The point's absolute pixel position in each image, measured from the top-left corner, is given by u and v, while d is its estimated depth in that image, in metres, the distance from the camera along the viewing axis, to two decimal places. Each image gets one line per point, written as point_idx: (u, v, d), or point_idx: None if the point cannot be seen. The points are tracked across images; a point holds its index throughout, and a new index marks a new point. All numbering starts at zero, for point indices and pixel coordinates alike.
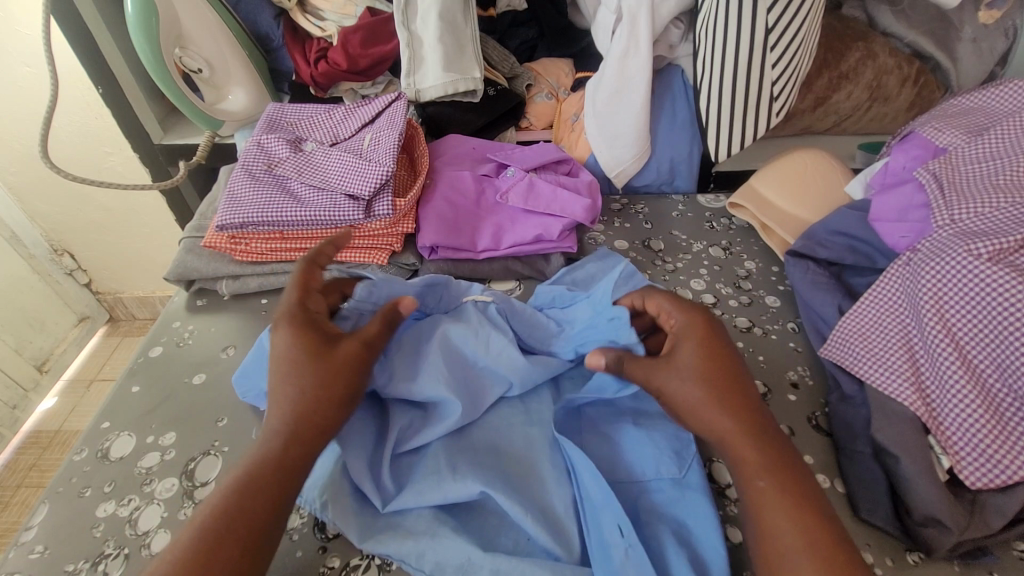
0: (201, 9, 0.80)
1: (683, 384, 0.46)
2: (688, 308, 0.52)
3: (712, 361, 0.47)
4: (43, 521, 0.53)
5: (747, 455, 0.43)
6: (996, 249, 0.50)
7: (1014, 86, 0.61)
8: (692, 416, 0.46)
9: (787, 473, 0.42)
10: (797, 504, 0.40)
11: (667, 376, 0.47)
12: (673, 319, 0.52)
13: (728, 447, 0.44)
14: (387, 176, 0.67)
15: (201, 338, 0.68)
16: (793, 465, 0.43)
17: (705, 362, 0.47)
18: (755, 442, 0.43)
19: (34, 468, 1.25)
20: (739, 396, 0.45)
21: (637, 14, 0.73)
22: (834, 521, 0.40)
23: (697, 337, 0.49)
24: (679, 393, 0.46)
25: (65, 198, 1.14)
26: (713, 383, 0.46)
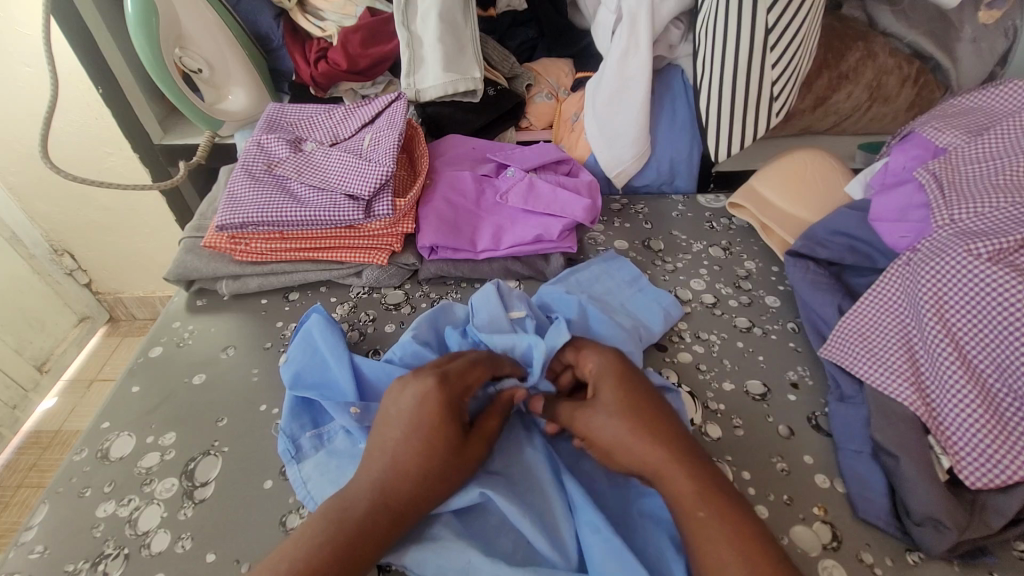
0: (201, 9, 0.80)
1: (607, 422, 0.47)
2: (601, 351, 0.53)
3: (631, 399, 0.49)
4: (43, 521, 0.53)
5: (681, 489, 0.43)
6: (996, 249, 0.50)
7: (1014, 86, 0.61)
8: (623, 455, 0.46)
9: (724, 503, 0.43)
10: (736, 537, 0.41)
11: (592, 417, 0.48)
12: (589, 361, 0.53)
13: (664, 484, 0.44)
14: (387, 176, 0.67)
15: (201, 339, 0.68)
16: (731, 496, 0.43)
17: (623, 399, 0.48)
18: (687, 474, 0.44)
19: (34, 468, 1.25)
20: (665, 433, 0.46)
21: (637, 14, 0.72)
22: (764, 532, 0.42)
23: (610, 378, 0.50)
24: (605, 432, 0.47)
25: (65, 199, 1.14)
26: (634, 418, 0.47)
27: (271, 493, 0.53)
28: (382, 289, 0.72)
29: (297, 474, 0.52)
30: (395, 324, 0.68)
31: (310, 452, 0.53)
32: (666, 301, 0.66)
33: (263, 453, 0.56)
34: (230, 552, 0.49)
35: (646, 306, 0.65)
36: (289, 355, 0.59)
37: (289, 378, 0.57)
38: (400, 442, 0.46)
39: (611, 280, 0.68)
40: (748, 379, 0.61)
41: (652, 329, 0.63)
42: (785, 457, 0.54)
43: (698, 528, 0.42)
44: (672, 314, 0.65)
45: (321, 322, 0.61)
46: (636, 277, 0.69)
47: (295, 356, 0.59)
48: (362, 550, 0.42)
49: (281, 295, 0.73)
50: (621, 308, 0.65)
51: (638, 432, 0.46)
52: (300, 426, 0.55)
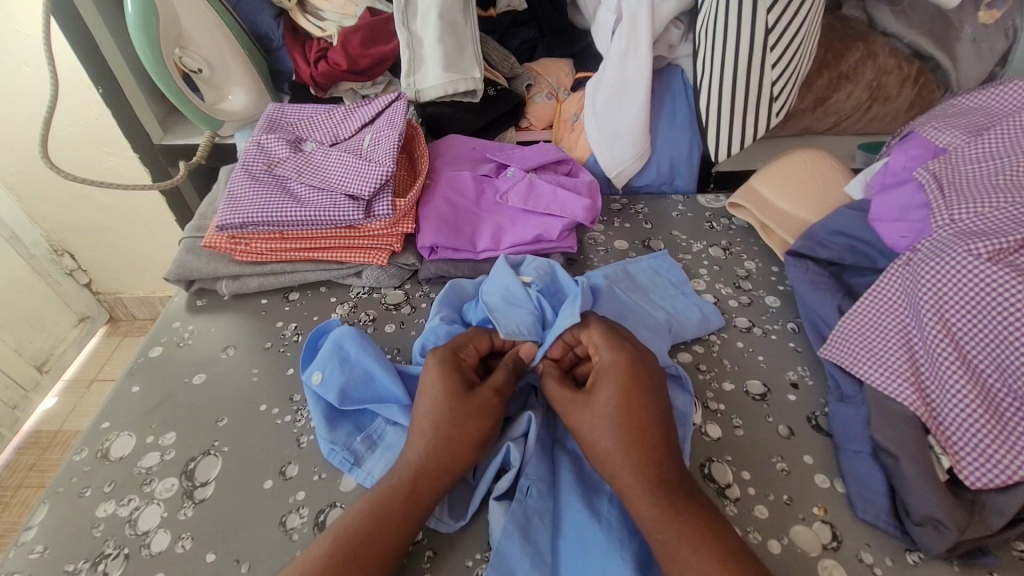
0: (201, 9, 0.80)
1: (596, 431, 0.48)
2: (616, 343, 0.52)
3: (630, 403, 0.48)
4: (43, 521, 0.53)
5: (643, 509, 0.44)
6: (996, 249, 0.50)
7: (1014, 86, 0.61)
8: (602, 462, 0.47)
9: (689, 522, 0.43)
10: (700, 551, 0.41)
11: (584, 416, 0.49)
12: (601, 354, 0.52)
13: (631, 503, 0.45)
14: (387, 176, 0.67)
15: (201, 339, 0.68)
16: (698, 511, 0.44)
17: (622, 403, 0.48)
18: (655, 496, 0.44)
19: (34, 468, 1.25)
20: (651, 447, 0.46)
21: (638, 15, 0.72)
22: (731, 552, 0.42)
23: (620, 376, 0.50)
24: (596, 436, 0.48)
25: (65, 199, 1.14)
26: (628, 422, 0.47)
27: (270, 492, 0.53)
28: (382, 289, 0.72)
29: (361, 474, 0.54)
30: (395, 324, 0.68)
31: (365, 453, 0.55)
32: (707, 307, 0.66)
33: (263, 454, 0.56)
34: (231, 552, 0.49)
35: (685, 311, 0.66)
36: (324, 373, 0.57)
37: (335, 394, 0.56)
38: (427, 431, 0.49)
39: (655, 279, 0.70)
40: (748, 379, 0.61)
41: (687, 329, 0.64)
42: (785, 457, 0.54)
43: (665, 543, 0.42)
44: (711, 322, 0.65)
45: (357, 338, 0.59)
46: (683, 280, 0.70)
47: (332, 372, 0.57)
48: (381, 532, 0.45)
49: (280, 295, 0.73)
50: (657, 302, 0.66)
51: (622, 439, 0.47)
52: (343, 429, 0.56)
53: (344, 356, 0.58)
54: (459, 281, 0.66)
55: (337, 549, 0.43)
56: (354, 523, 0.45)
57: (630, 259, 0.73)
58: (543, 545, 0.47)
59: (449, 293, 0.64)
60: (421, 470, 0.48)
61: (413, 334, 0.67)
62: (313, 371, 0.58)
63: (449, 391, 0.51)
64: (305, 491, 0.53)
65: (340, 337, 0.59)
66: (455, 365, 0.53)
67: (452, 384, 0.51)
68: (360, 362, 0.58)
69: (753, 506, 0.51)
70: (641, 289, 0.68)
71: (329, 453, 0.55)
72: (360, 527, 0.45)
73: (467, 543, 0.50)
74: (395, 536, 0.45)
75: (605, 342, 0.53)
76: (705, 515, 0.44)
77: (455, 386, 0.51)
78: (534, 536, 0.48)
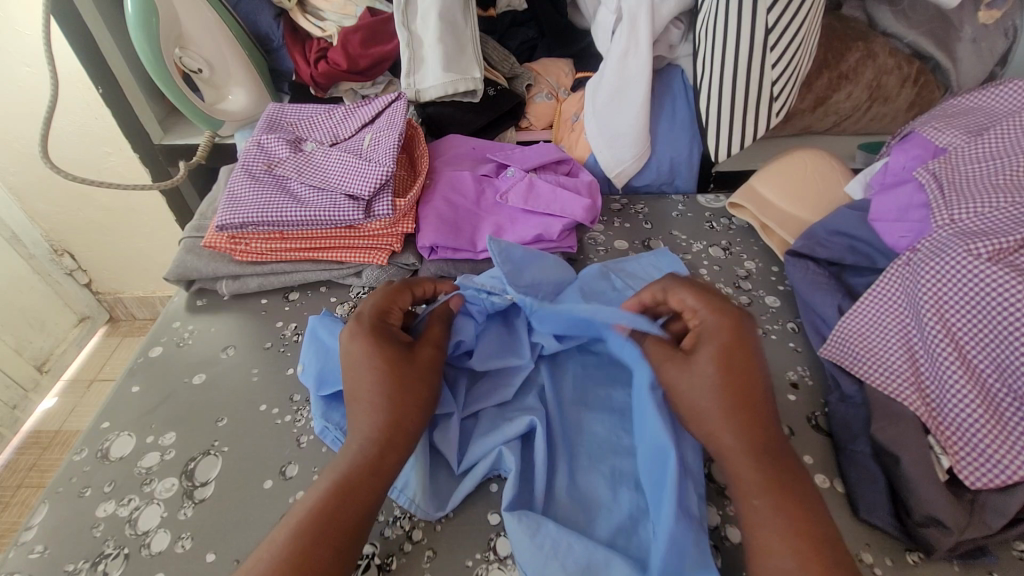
0: (201, 9, 0.80)
1: (700, 394, 0.47)
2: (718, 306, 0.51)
3: (731, 366, 0.47)
4: (43, 522, 0.53)
5: (743, 473, 0.44)
6: (996, 249, 0.50)
7: (1014, 86, 0.61)
8: (701, 427, 0.47)
9: (791, 499, 0.42)
10: (798, 524, 0.41)
11: (681, 376, 0.49)
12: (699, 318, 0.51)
13: (729, 465, 0.45)
14: (387, 176, 0.67)
15: (201, 339, 0.68)
16: (792, 486, 0.43)
17: (719, 370, 0.47)
18: (759, 467, 0.44)
19: (34, 468, 1.25)
20: (751, 414, 0.46)
21: (638, 14, 0.72)
22: (822, 527, 0.41)
23: (722, 338, 0.49)
24: (694, 401, 0.48)
25: (64, 198, 1.14)
26: (729, 387, 0.47)
27: (271, 493, 0.53)
28: None
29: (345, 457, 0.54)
30: None
31: None
32: None
33: (263, 454, 0.56)
34: (231, 552, 0.49)
35: None
36: (305, 364, 0.58)
37: (313, 380, 0.56)
38: (358, 394, 0.49)
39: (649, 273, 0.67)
40: None
41: None
42: None
43: (762, 519, 0.42)
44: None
45: (329, 321, 0.61)
46: (684, 276, 0.66)
47: (311, 361, 0.58)
48: (345, 505, 0.44)
49: (280, 295, 0.73)
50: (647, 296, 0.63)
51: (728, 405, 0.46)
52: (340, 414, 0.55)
53: (320, 341, 0.60)
54: (470, 275, 0.66)
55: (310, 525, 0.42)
56: (321, 496, 0.44)
57: (629, 256, 0.71)
58: (574, 556, 0.46)
59: None
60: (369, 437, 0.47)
61: None
62: (300, 363, 0.59)
63: (387, 355, 0.50)
64: (305, 491, 0.53)
65: (315, 326, 0.61)
66: (367, 324, 0.53)
67: (384, 348, 0.51)
68: (336, 348, 0.58)
69: None
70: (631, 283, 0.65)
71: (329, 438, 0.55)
72: (325, 498, 0.44)
73: (473, 545, 0.50)
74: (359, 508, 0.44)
75: (704, 305, 0.51)
76: (796, 489, 0.43)
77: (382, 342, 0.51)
78: (564, 549, 0.46)
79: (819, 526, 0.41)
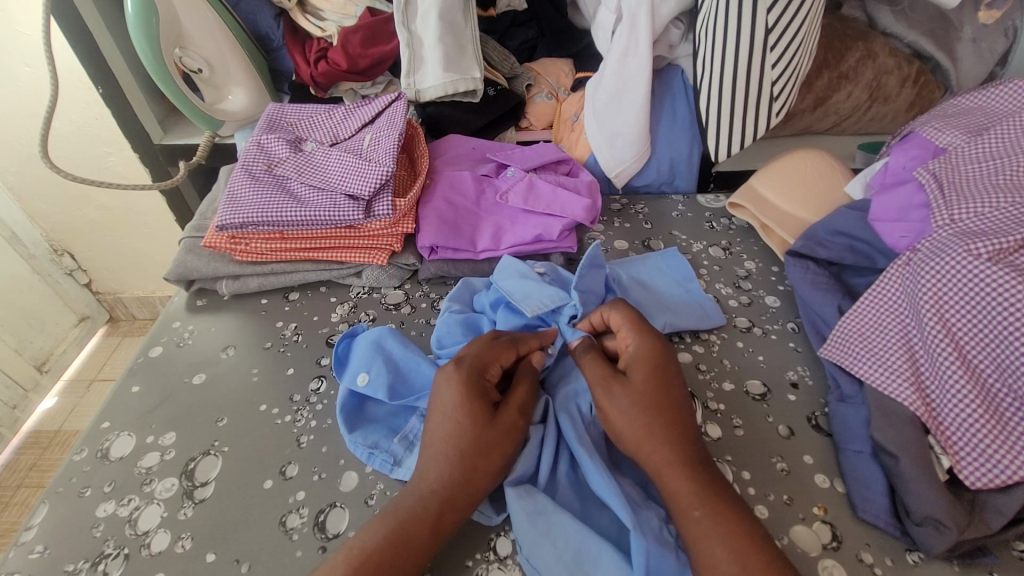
0: (201, 8, 0.80)
1: (629, 410, 0.48)
2: (644, 333, 0.54)
3: (654, 389, 0.50)
4: (43, 521, 0.53)
5: (677, 486, 0.44)
6: (996, 249, 0.50)
7: (1014, 86, 0.61)
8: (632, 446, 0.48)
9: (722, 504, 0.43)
10: (732, 532, 0.41)
11: (614, 395, 0.50)
12: (629, 340, 0.54)
13: (663, 482, 0.45)
14: (387, 176, 0.67)
15: (201, 339, 0.68)
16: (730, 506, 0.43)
17: (647, 391, 0.49)
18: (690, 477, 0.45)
19: (34, 468, 1.25)
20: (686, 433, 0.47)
21: (637, 14, 0.72)
22: (765, 549, 0.41)
23: (647, 363, 0.52)
24: (623, 419, 0.48)
25: (64, 198, 1.14)
26: (652, 407, 0.48)
27: (271, 492, 0.53)
28: (382, 289, 0.72)
29: (402, 471, 0.53)
30: (394, 324, 0.68)
31: (405, 453, 0.54)
32: (708, 304, 0.66)
33: (263, 454, 0.56)
34: (231, 552, 0.49)
35: (685, 306, 0.66)
36: (370, 375, 0.57)
37: (385, 392, 0.56)
38: (433, 455, 0.48)
39: (661, 278, 0.69)
40: (748, 379, 0.61)
41: (689, 322, 0.64)
42: (785, 456, 0.54)
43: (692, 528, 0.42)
44: (711, 318, 0.65)
45: (397, 336, 0.60)
46: (689, 278, 0.69)
47: (379, 373, 0.57)
48: (406, 547, 0.44)
49: (280, 295, 0.73)
50: (660, 303, 0.66)
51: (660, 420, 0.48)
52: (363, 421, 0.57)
53: (386, 354, 0.59)
54: (471, 278, 0.67)
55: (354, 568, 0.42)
56: (374, 543, 0.44)
57: (637, 257, 0.73)
58: (565, 542, 0.46)
59: (461, 288, 0.66)
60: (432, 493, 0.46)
61: (412, 334, 0.67)
62: (358, 372, 0.57)
63: (476, 412, 0.49)
64: (305, 491, 0.53)
65: (380, 337, 0.60)
66: (473, 376, 0.51)
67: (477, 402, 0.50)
68: (405, 361, 0.59)
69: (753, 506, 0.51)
70: (646, 288, 0.68)
71: (353, 440, 0.55)
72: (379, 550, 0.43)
73: (473, 545, 0.50)
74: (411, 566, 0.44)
75: (634, 329, 0.55)
76: (735, 511, 0.43)
77: (470, 404, 0.49)
78: (559, 533, 0.47)
79: (758, 538, 0.41)
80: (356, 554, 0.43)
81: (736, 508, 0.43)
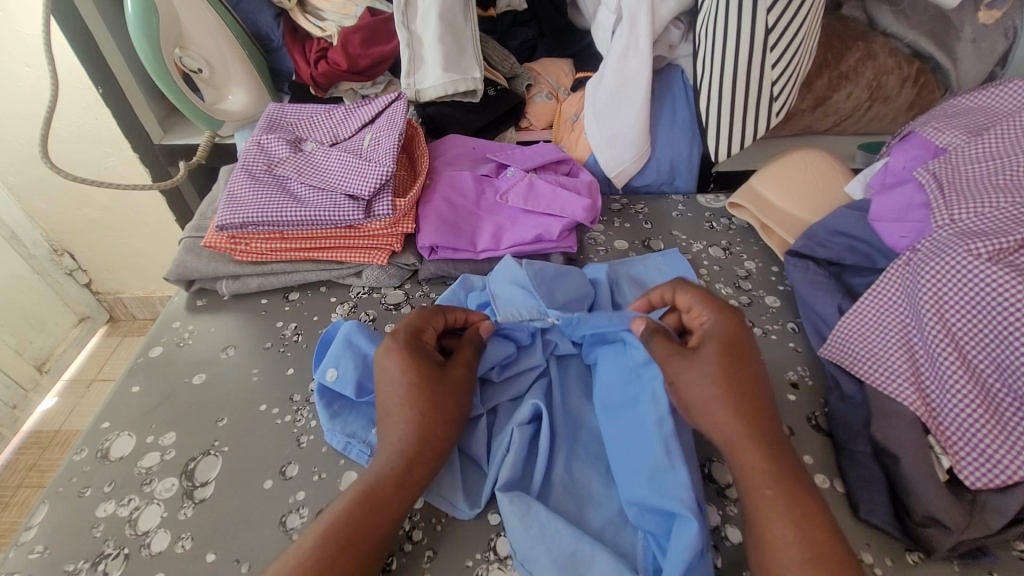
0: (201, 8, 0.80)
1: (703, 388, 0.47)
2: (722, 309, 0.52)
3: (735, 365, 0.48)
4: (43, 521, 0.53)
5: (754, 464, 0.44)
6: (996, 249, 0.50)
7: (1014, 86, 0.61)
8: (705, 417, 0.47)
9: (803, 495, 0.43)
10: (806, 526, 0.41)
11: (686, 371, 0.48)
12: (703, 316, 0.52)
13: (738, 456, 0.45)
14: (387, 176, 0.67)
15: (201, 339, 0.68)
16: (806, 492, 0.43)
17: (727, 367, 0.47)
18: (772, 464, 0.44)
19: (34, 468, 1.25)
20: (762, 414, 0.46)
21: (638, 14, 0.72)
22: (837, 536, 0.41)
23: (722, 337, 0.49)
24: (697, 395, 0.47)
25: (64, 198, 1.14)
26: (731, 385, 0.47)
27: (271, 492, 0.53)
28: (382, 289, 0.72)
29: None
30: (394, 324, 0.68)
31: (380, 445, 0.55)
32: None
33: (262, 455, 0.56)
34: (230, 552, 0.49)
35: None
36: (339, 370, 0.57)
37: (352, 387, 0.56)
38: (387, 417, 0.50)
39: (660, 278, 0.69)
40: None
41: None
42: None
43: (769, 514, 0.42)
44: None
45: (366, 331, 0.60)
46: (688, 278, 0.69)
47: (346, 368, 0.57)
48: (380, 511, 0.45)
49: (280, 295, 0.73)
50: None
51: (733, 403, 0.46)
52: (345, 411, 0.57)
53: (356, 350, 0.59)
54: (468, 275, 0.67)
55: (330, 538, 0.43)
56: (343, 509, 0.45)
57: (636, 256, 0.73)
58: (558, 543, 0.46)
59: (458, 287, 0.65)
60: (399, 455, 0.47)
61: None
62: (328, 367, 0.58)
63: (422, 371, 0.50)
64: (305, 491, 0.53)
65: (349, 333, 0.60)
66: (413, 340, 0.53)
67: (421, 365, 0.51)
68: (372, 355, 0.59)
69: None
70: (641, 287, 0.67)
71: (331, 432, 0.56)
72: (352, 512, 0.44)
73: (473, 545, 0.50)
74: (382, 528, 0.45)
75: (706, 306, 0.52)
76: (812, 493, 0.43)
77: (417, 360, 0.51)
78: (552, 533, 0.47)
79: (818, 505, 0.42)
80: (327, 523, 0.44)
81: (814, 492, 0.43)
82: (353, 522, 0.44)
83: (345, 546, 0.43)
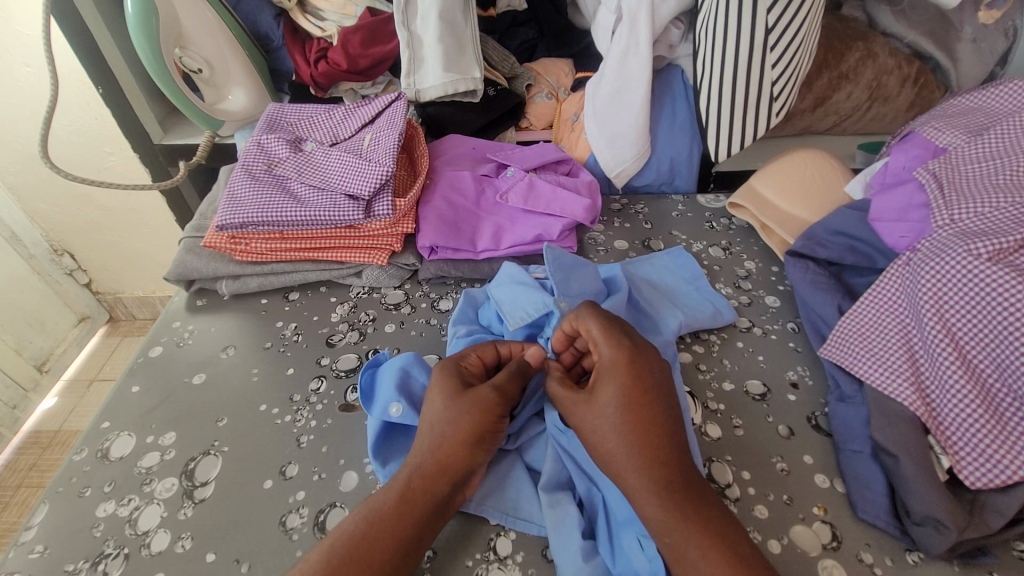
0: (200, 7, 0.80)
1: (602, 429, 0.46)
2: (615, 338, 0.50)
3: (633, 403, 0.47)
4: (43, 521, 0.53)
5: (650, 510, 0.43)
6: (996, 249, 0.50)
7: (1014, 86, 0.61)
8: (607, 462, 0.46)
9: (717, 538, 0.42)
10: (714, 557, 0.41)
11: (584, 415, 0.48)
12: (600, 351, 0.50)
13: (638, 504, 0.44)
14: (387, 176, 0.67)
15: (201, 339, 0.68)
16: (707, 522, 0.43)
17: (626, 406, 0.46)
18: (661, 501, 0.43)
19: (34, 468, 1.25)
20: (658, 446, 0.45)
21: (638, 14, 0.72)
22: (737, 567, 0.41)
23: (621, 375, 0.48)
24: (600, 436, 0.46)
25: (64, 198, 1.14)
26: (630, 426, 0.46)
27: (271, 492, 0.53)
28: (382, 289, 0.72)
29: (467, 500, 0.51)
30: (394, 324, 0.68)
31: None
32: (718, 302, 0.66)
33: (260, 455, 0.56)
34: (230, 552, 0.49)
35: (694, 305, 0.65)
36: (403, 407, 0.53)
37: None
38: (423, 430, 0.49)
39: (669, 277, 0.69)
40: (748, 379, 0.61)
41: (696, 319, 0.64)
42: (784, 456, 0.54)
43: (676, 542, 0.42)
44: (717, 318, 0.65)
45: (422, 364, 0.58)
46: (695, 275, 0.69)
47: (411, 404, 0.54)
48: (378, 529, 0.44)
49: (280, 295, 0.73)
50: (668, 299, 0.66)
51: (633, 438, 0.45)
52: (395, 453, 0.54)
53: (414, 384, 0.56)
54: (470, 291, 0.67)
55: (333, 554, 0.43)
56: (353, 527, 0.44)
57: (637, 257, 0.73)
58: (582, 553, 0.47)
59: (465, 305, 0.65)
60: (419, 469, 0.47)
61: (413, 334, 0.67)
62: (391, 402, 0.54)
63: (446, 390, 0.50)
64: (305, 491, 0.53)
65: (406, 363, 0.57)
66: (451, 367, 0.53)
67: (451, 386, 0.51)
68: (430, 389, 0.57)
69: (753, 505, 0.51)
70: (656, 287, 0.68)
71: (385, 476, 0.52)
72: (357, 532, 0.44)
73: (473, 544, 0.50)
74: (392, 541, 0.44)
75: (603, 338, 0.50)
76: (715, 525, 0.43)
77: (443, 385, 0.51)
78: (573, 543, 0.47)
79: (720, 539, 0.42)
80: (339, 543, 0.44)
81: (712, 518, 0.43)
82: (356, 534, 0.44)
83: (350, 564, 0.42)
